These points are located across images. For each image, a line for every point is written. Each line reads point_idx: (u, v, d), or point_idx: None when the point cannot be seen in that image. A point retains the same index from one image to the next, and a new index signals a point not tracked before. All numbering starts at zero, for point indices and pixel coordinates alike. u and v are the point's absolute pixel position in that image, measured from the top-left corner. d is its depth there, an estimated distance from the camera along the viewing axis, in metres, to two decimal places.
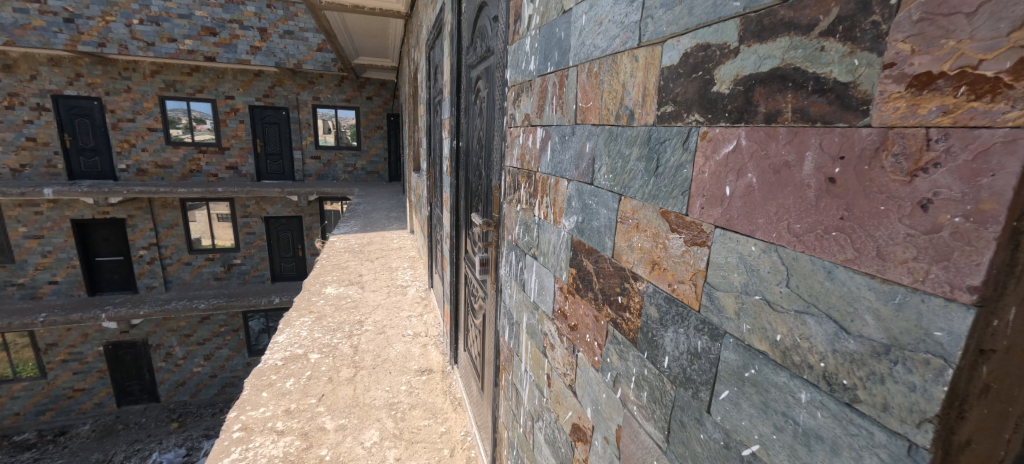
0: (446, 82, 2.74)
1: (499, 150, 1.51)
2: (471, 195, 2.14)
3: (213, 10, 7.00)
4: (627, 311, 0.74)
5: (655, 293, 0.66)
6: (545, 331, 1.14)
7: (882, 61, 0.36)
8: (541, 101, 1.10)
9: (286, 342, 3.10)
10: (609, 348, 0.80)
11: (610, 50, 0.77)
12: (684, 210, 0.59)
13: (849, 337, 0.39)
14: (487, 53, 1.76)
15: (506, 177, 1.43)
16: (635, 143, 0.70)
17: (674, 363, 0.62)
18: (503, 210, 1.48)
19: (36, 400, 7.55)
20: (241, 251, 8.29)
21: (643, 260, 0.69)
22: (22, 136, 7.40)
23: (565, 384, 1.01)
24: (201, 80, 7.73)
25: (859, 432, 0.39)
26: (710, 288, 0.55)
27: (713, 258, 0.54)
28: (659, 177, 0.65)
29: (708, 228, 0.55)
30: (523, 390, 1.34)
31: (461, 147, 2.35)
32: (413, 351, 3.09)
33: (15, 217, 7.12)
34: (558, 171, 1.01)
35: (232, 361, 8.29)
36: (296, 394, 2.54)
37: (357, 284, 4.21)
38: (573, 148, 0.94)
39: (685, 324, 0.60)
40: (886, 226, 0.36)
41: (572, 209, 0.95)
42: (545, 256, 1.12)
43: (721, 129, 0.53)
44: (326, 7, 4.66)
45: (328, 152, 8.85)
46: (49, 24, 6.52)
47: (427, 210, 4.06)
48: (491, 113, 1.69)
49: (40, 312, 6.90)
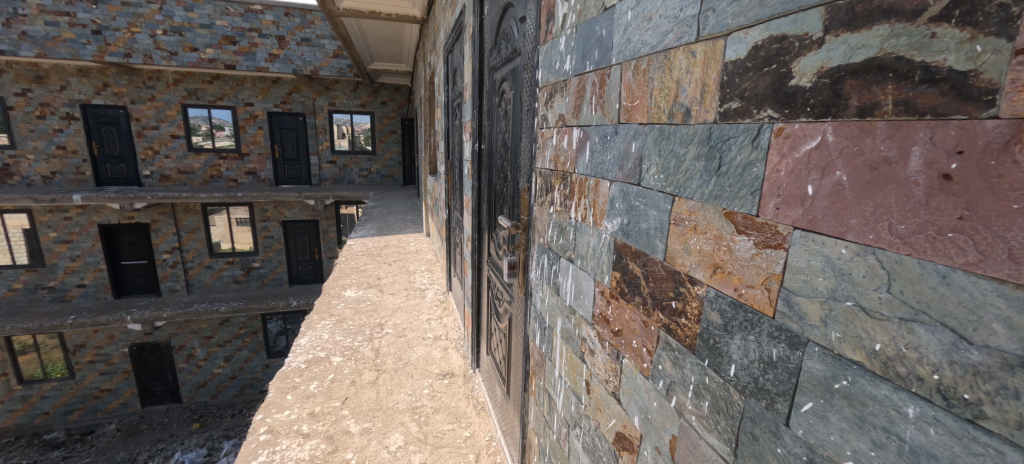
0: (466, 88, 2.78)
1: (529, 151, 1.49)
2: (495, 199, 2.15)
3: (232, 20, 7.23)
4: (683, 317, 0.71)
5: (718, 298, 0.63)
6: (583, 336, 1.11)
7: (1013, 47, 0.33)
8: (578, 100, 1.08)
9: (309, 345, 3.15)
10: (660, 354, 0.77)
11: (661, 46, 0.75)
12: (753, 210, 0.56)
13: (971, 348, 0.36)
14: (512, 55, 1.76)
15: (537, 178, 1.41)
16: (691, 142, 0.68)
17: (742, 372, 0.58)
18: (534, 212, 1.45)
19: (66, 399, 7.85)
20: (259, 255, 8.42)
21: (703, 264, 0.66)
22: (52, 145, 7.69)
23: (607, 391, 0.98)
24: (221, 88, 8.01)
25: (984, 451, 0.36)
26: (787, 294, 0.52)
27: (792, 261, 0.51)
28: (722, 177, 0.62)
29: (784, 230, 0.52)
30: (557, 396, 1.31)
31: (484, 150, 2.37)
32: (434, 355, 3.11)
33: (47, 223, 7.43)
34: (598, 172, 0.99)
35: (251, 362, 8.45)
36: (321, 397, 2.57)
37: (376, 287, 4.26)
38: (616, 149, 0.92)
39: (756, 330, 0.56)
40: (1022, 227, 0.33)
41: (615, 211, 0.92)
42: (582, 259, 1.09)
43: (801, 125, 0.50)
44: (343, 14, 4.79)
45: (344, 157, 9.02)
46: (79, 35, 6.82)
47: (445, 213, 4.10)
48: (518, 114, 1.69)
49: (69, 315, 7.14)
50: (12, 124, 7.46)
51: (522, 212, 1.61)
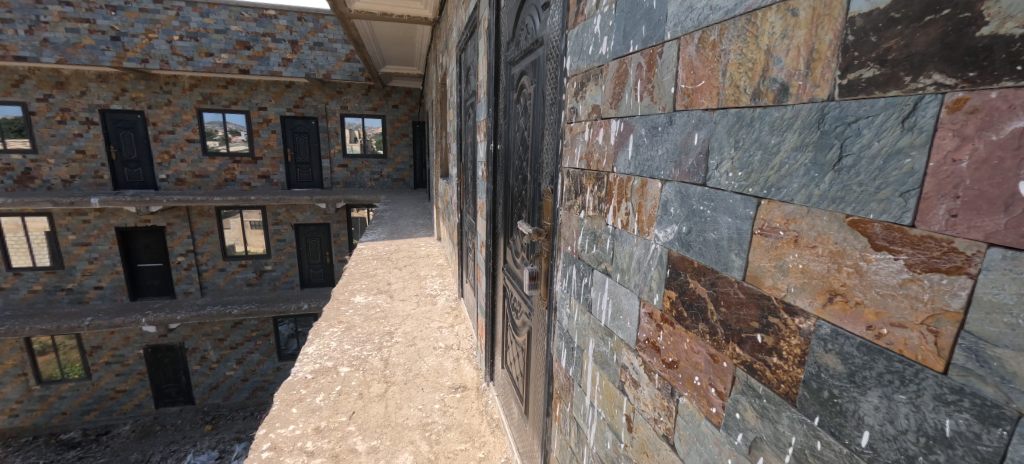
0: (481, 86, 2.65)
1: (553, 149, 1.33)
2: (512, 202, 2.00)
3: (247, 25, 7.24)
4: (775, 356, 0.55)
5: (838, 337, 0.47)
6: (623, 363, 0.95)
7: None
8: (618, 88, 0.92)
9: (316, 353, 3.03)
10: (738, 399, 0.61)
11: (740, 8, 0.59)
12: (904, 218, 0.40)
13: None
14: (534, 46, 1.60)
15: (564, 179, 1.25)
16: (790, 128, 0.52)
17: (885, 446, 0.42)
18: (560, 217, 1.29)
19: (82, 399, 7.93)
20: (271, 258, 8.43)
21: (811, 289, 0.50)
22: (72, 149, 7.79)
23: (655, 432, 0.82)
24: (236, 92, 8.04)
25: None
26: (974, 343, 0.35)
27: (985, 294, 0.35)
28: (845, 172, 0.46)
29: (968, 247, 0.36)
30: (587, 428, 1.14)
31: (500, 151, 2.23)
32: (446, 366, 2.96)
33: (66, 225, 7.53)
34: (645, 170, 0.83)
35: (263, 365, 8.43)
36: (327, 410, 2.44)
37: (386, 293, 4.14)
38: (670, 142, 0.76)
39: (910, 388, 0.40)
40: None
41: (669, 217, 0.76)
42: (622, 273, 0.93)
43: (1000, 93, 0.34)
44: (355, 16, 4.72)
45: (355, 160, 9.02)
46: (98, 42, 6.97)
47: (457, 217, 3.97)
48: (539, 110, 1.54)
49: (86, 316, 7.19)
50: (35, 129, 7.59)
51: (544, 217, 1.45)
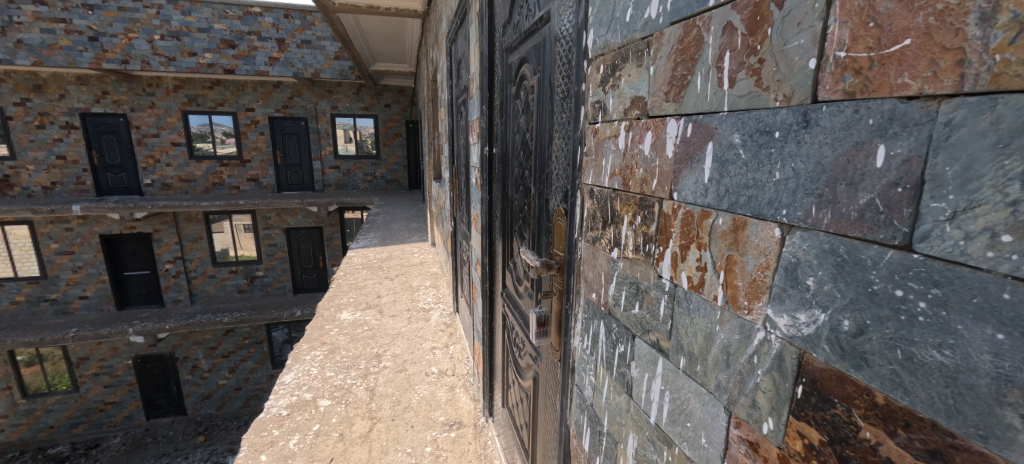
0: (473, 79, 2.29)
1: (568, 158, 0.99)
2: (511, 218, 1.67)
3: (231, 23, 6.82)
4: None
5: None
6: None
7: None
8: (685, 68, 0.59)
9: (293, 383, 2.69)
10: None
11: None
12: None
13: None
14: (536, 25, 1.26)
15: (585, 200, 0.91)
16: None
17: None
18: (579, 252, 0.95)
19: (69, 413, 7.55)
20: (263, 263, 8.12)
21: None
22: (52, 156, 7.38)
23: None
24: (222, 93, 7.66)
25: None
26: None
27: None
28: None
29: None
30: None
31: (496, 155, 1.89)
32: (439, 396, 2.62)
33: (48, 233, 7.16)
34: (741, 204, 0.49)
35: (256, 373, 8.10)
36: (301, 458, 2.08)
37: (375, 308, 3.78)
38: (804, 158, 0.42)
39: None
40: None
41: (803, 295, 0.42)
42: (691, 360, 0.59)
43: None
44: (340, 10, 4.34)
45: (348, 162, 8.63)
46: (75, 43, 6.49)
47: (450, 225, 3.64)
48: (545, 107, 1.20)
49: (70, 328, 6.79)
50: (11, 134, 7.17)
51: (556, 246, 1.11)
